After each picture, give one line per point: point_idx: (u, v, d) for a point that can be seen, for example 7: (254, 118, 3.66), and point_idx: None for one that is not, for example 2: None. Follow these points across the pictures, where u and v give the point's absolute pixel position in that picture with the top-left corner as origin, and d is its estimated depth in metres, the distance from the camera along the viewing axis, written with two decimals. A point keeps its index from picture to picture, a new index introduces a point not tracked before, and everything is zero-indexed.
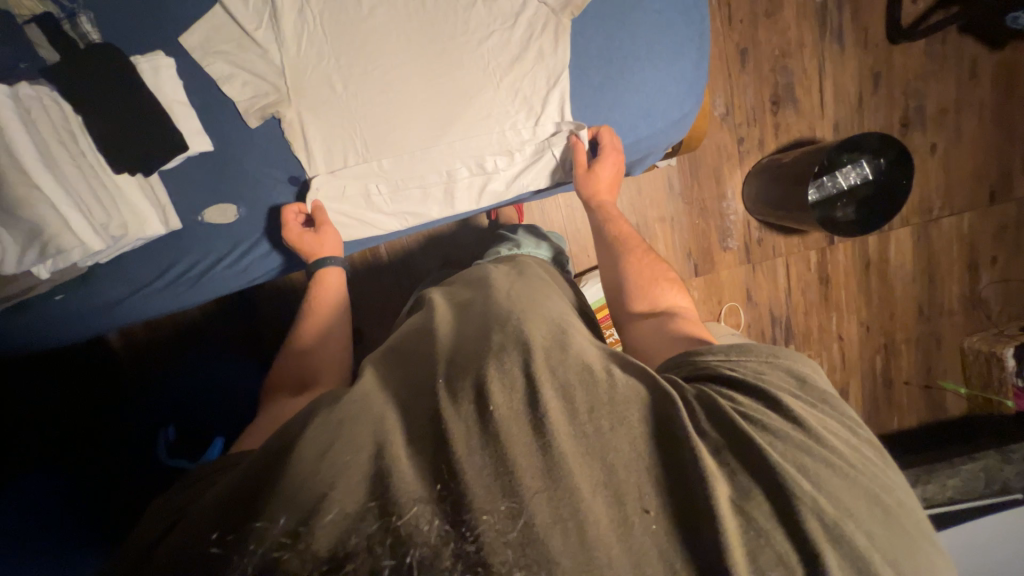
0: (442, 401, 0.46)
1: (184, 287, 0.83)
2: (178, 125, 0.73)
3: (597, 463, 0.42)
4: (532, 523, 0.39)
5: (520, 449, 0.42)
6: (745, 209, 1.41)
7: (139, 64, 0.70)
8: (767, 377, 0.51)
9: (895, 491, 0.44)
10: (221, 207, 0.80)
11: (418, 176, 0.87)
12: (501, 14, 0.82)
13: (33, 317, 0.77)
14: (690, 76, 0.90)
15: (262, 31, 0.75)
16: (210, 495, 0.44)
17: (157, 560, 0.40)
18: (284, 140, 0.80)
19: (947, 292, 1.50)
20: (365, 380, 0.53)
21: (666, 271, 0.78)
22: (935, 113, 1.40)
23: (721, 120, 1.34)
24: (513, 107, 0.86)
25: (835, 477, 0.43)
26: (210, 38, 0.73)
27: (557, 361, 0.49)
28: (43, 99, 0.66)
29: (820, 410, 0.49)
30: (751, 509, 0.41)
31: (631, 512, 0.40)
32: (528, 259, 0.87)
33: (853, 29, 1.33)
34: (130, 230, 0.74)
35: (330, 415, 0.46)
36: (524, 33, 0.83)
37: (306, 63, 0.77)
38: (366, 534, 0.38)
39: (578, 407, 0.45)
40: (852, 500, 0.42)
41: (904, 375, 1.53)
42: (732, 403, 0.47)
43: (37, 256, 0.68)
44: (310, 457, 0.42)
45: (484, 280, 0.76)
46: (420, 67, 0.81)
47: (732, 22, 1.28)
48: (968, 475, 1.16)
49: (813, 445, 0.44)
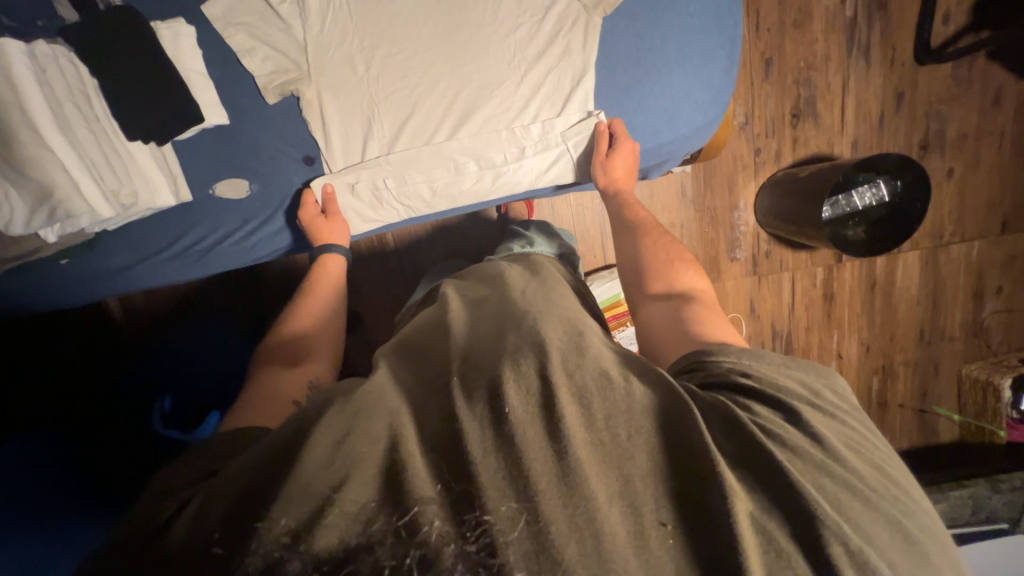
0: (457, 400, 0.46)
1: (191, 261, 0.82)
2: (196, 96, 0.72)
3: (614, 472, 0.42)
4: (544, 530, 0.39)
5: (536, 451, 0.42)
6: (756, 220, 1.40)
7: (159, 30, 0.68)
8: (782, 384, 0.50)
9: (919, 517, 0.44)
10: (233, 181, 0.79)
11: (419, 165, 0.85)
12: (531, 7, 0.80)
13: (38, 279, 0.77)
14: (717, 83, 0.89)
15: (287, 5, 0.73)
16: (217, 482, 0.44)
17: (160, 553, 0.40)
18: (302, 118, 0.79)
19: (950, 318, 1.50)
20: (380, 373, 0.54)
21: (682, 253, 0.78)
22: (955, 138, 1.39)
23: (740, 129, 1.33)
24: (537, 102, 0.85)
25: (855, 501, 0.42)
26: (233, 7, 0.71)
27: (574, 365, 0.49)
28: (60, 59, 0.65)
29: (840, 422, 0.48)
30: (772, 530, 0.40)
31: (647, 524, 0.41)
32: (541, 258, 0.86)
33: (881, 47, 1.31)
34: (140, 200, 0.73)
35: (347, 403, 0.48)
36: (554, 27, 0.82)
37: (331, 41, 0.76)
38: (371, 532, 0.38)
39: (595, 415, 0.45)
40: (874, 528, 0.41)
41: (899, 398, 1.53)
42: (748, 414, 0.46)
43: (46, 218, 0.66)
44: (328, 447, 0.43)
45: (498, 277, 0.76)
46: (444, 54, 0.80)
47: (759, 30, 1.26)
48: (956, 501, 1.17)
49: (835, 467, 0.44)
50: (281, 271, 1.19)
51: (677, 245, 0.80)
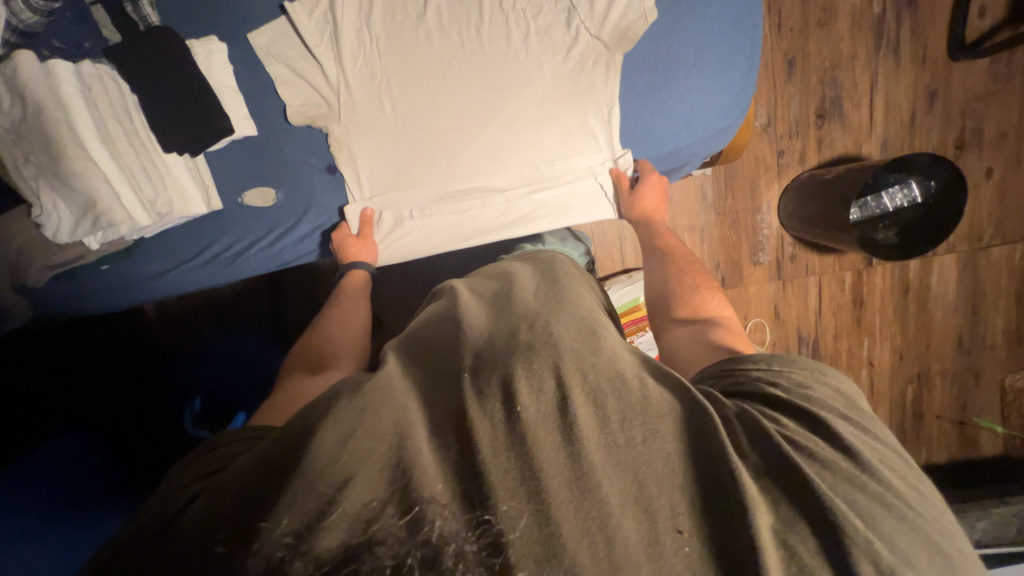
0: (468, 399, 0.45)
1: (221, 266, 0.85)
2: (225, 108, 0.75)
3: (629, 477, 0.42)
4: (556, 534, 0.38)
5: (549, 456, 0.41)
6: (780, 223, 1.37)
7: (194, 48, 0.72)
8: (814, 394, 0.49)
9: (958, 541, 0.42)
10: (260, 190, 0.82)
11: (450, 198, 0.91)
12: (553, 44, 0.83)
13: (79, 284, 0.81)
14: (737, 86, 0.88)
15: (322, 47, 0.78)
16: (229, 474, 0.44)
17: (174, 529, 0.41)
18: (327, 145, 0.83)
19: (992, 325, 1.43)
20: (390, 366, 0.54)
21: (708, 281, 0.79)
22: (994, 136, 1.33)
23: (762, 131, 1.31)
24: (560, 144, 0.90)
25: (891, 519, 0.41)
26: (275, 40, 0.76)
27: (588, 365, 0.48)
28: (104, 77, 0.70)
29: (872, 437, 0.47)
30: (795, 543, 0.39)
31: (664, 531, 0.40)
32: (559, 257, 0.84)
33: (911, 43, 1.26)
34: (175, 207, 0.76)
35: (354, 398, 0.47)
36: (577, 65, 0.85)
37: (359, 79, 0.82)
38: (373, 532, 0.38)
39: (610, 416, 0.44)
40: (910, 548, 0.39)
41: (936, 409, 1.46)
42: (777, 427, 0.45)
43: (89, 228, 0.70)
44: (335, 438, 0.43)
45: (507, 274, 0.76)
46: (464, 80, 0.83)
47: (781, 30, 1.24)
48: (998, 519, 1.12)
49: (866, 478, 0.42)
50: (305, 275, 1.22)
51: (704, 274, 0.81)
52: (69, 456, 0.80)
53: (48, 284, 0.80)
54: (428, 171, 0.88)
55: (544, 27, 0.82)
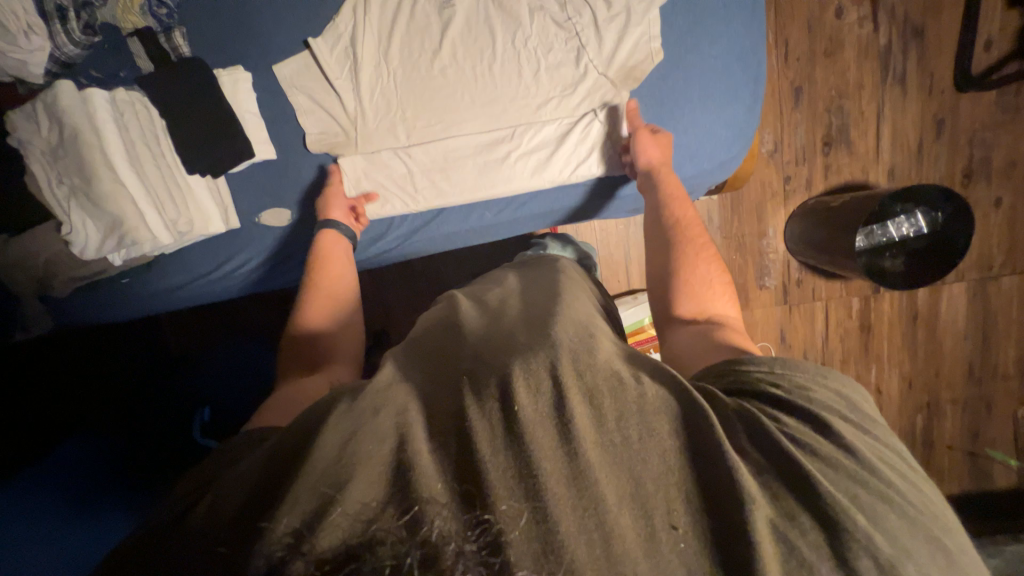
0: (467, 401, 0.45)
1: (235, 282, 0.88)
2: (248, 135, 0.79)
3: (624, 473, 0.42)
4: (555, 530, 0.38)
5: (547, 454, 0.41)
6: (786, 248, 1.37)
7: (220, 77, 0.76)
8: (816, 395, 0.49)
9: (960, 540, 0.42)
10: (276, 211, 0.85)
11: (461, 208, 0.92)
12: (562, 83, 0.86)
13: (99, 296, 0.84)
14: (740, 120, 0.90)
15: (342, 79, 0.82)
16: (238, 473, 0.45)
17: (182, 529, 0.41)
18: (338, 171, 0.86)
19: (1003, 355, 1.40)
20: (387, 371, 0.53)
21: (721, 271, 0.74)
22: (1002, 166, 1.33)
23: (768, 157, 1.32)
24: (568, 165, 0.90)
25: (892, 515, 0.41)
26: (299, 72, 0.80)
27: (584, 364, 0.49)
28: (136, 104, 0.74)
29: (874, 440, 0.47)
30: (794, 538, 0.39)
31: (659, 528, 0.39)
32: (566, 264, 0.85)
33: (918, 73, 1.28)
34: (195, 228, 0.79)
35: (353, 404, 0.47)
36: (584, 101, 0.87)
37: (377, 111, 0.85)
38: (373, 532, 0.38)
39: (605, 415, 0.45)
40: (913, 544, 0.40)
41: (947, 439, 1.43)
42: (777, 424, 0.46)
43: (115, 245, 0.74)
44: (335, 442, 0.43)
45: (508, 281, 0.78)
46: (476, 106, 0.86)
47: (788, 60, 1.26)
48: (1012, 557, 1.09)
49: (868, 476, 0.43)
50: None
51: (718, 260, 0.76)
52: (86, 457, 0.84)
53: (71, 295, 0.83)
54: (439, 183, 0.89)
55: (554, 65, 0.85)
